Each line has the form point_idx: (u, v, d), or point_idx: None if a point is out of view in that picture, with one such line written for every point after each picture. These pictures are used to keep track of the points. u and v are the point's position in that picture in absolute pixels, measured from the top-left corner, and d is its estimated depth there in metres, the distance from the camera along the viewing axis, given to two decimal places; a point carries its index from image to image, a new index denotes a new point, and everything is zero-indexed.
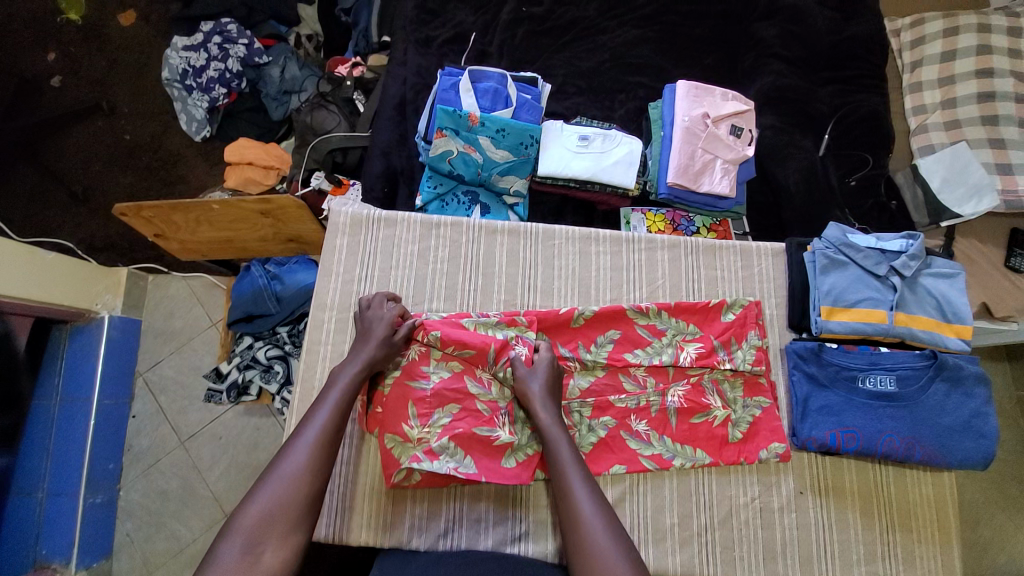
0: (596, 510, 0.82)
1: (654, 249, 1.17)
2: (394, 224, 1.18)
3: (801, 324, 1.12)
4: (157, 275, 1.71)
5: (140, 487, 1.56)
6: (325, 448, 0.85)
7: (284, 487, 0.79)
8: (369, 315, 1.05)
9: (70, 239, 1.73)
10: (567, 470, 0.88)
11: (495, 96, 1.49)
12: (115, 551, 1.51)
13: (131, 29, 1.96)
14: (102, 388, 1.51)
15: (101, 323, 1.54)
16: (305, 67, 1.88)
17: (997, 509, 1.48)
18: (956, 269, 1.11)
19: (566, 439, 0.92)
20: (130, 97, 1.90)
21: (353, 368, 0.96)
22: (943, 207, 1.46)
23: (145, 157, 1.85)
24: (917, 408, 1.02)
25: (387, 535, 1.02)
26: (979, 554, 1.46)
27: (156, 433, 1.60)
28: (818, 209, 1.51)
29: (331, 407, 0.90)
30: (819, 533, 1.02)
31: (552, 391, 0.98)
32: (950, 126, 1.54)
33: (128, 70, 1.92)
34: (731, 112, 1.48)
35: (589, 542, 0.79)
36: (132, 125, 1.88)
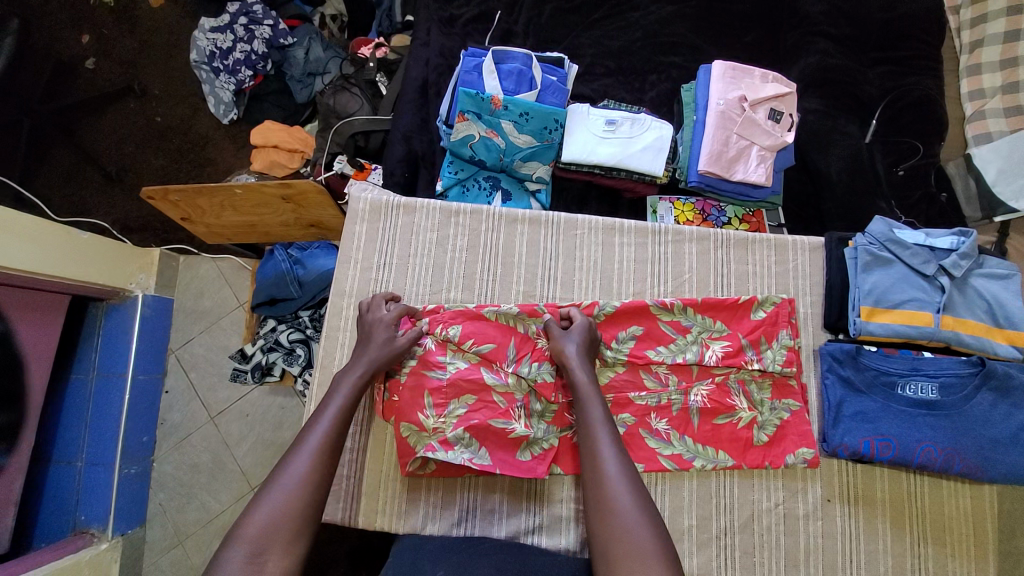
0: (621, 469, 0.80)
1: (681, 241, 1.11)
2: (413, 211, 1.15)
3: (838, 325, 1.04)
4: (188, 256, 1.76)
5: (172, 460, 1.63)
6: (325, 459, 0.85)
7: (285, 499, 0.79)
8: (370, 318, 1.04)
9: (105, 220, 1.78)
10: (603, 440, 0.84)
11: (519, 78, 1.44)
12: (149, 520, 1.59)
13: (161, 11, 1.97)
14: (137, 364, 1.57)
15: (135, 302, 1.58)
16: (329, 49, 1.87)
17: None
18: (1012, 270, 1.01)
19: (593, 388, 0.92)
20: (161, 79, 1.92)
21: (358, 371, 0.96)
22: (998, 200, 1.36)
23: (176, 139, 1.88)
24: (960, 419, 0.95)
25: (405, 520, 1.03)
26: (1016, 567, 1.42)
27: (187, 408, 1.66)
28: (861, 200, 1.41)
29: (334, 410, 0.90)
30: (846, 541, 0.97)
31: (585, 347, 0.97)
32: (1012, 113, 1.43)
33: (159, 52, 1.94)
34: (770, 95, 1.37)
35: (611, 500, 0.78)
36: (163, 107, 1.91)
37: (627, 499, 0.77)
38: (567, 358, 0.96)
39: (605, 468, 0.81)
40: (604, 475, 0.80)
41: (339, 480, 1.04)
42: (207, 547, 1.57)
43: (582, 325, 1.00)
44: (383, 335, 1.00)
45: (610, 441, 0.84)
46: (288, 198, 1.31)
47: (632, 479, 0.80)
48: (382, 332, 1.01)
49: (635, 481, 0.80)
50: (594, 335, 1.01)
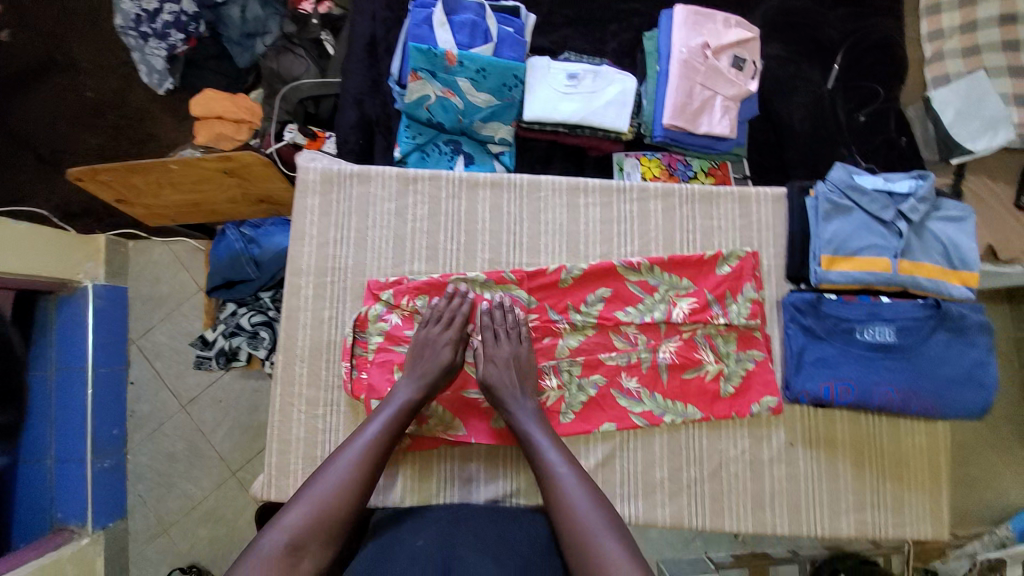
0: (579, 486, 0.86)
1: (647, 199, 1.08)
2: (367, 180, 1.08)
3: (800, 274, 1.04)
4: (137, 241, 1.65)
5: (148, 449, 1.59)
6: (371, 465, 0.86)
7: (326, 496, 0.81)
8: (424, 337, 1.00)
9: (44, 207, 1.64)
10: (555, 463, 0.88)
11: (473, 30, 1.35)
12: (130, 511, 1.56)
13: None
14: (97, 356, 1.49)
15: (86, 293, 1.49)
16: (269, 5, 1.69)
17: (987, 447, 1.68)
18: (965, 212, 1.02)
19: (541, 428, 0.94)
20: (87, 48, 1.76)
21: (409, 390, 0.95)
22: (955, 142, 1.39)
23: (110, 114, 1.75)
24: (917, 360, 0.96)
25: (383, 494, 1.02)
26: (965, 488, 1.64)
27: (156, 398, 1.60)
28: (822, 148, 1.43)
29: (381, 422, 0.90)
30: (808, 482, 1.02)
31: (519, 381, 0.97)
32: (968, 53, 1.45)
33: (81, 18, 1.77)
34: (732, 41, 1.33)
35: (577, 517, 0.82)
36: (93, 80, 1.75)
37: (602, 532, 0.80)
38: (507, 405, 0.95)
39: (574, 509, 0.83)
40: (574, 515, 0.83)
41: (315, 461, 1.02)
42: (193, 532, 1.56)
43: (517, 354, 0.99)
44: (438, 352, 0.99)
45: (572, 477, 0.86)
46: (229, 171, 1.21)
47: (601, 510, 0.83)
48: (435, 352, 0.99)
49: (604, 510, 0.83)
50: (532, 362, 1.01)
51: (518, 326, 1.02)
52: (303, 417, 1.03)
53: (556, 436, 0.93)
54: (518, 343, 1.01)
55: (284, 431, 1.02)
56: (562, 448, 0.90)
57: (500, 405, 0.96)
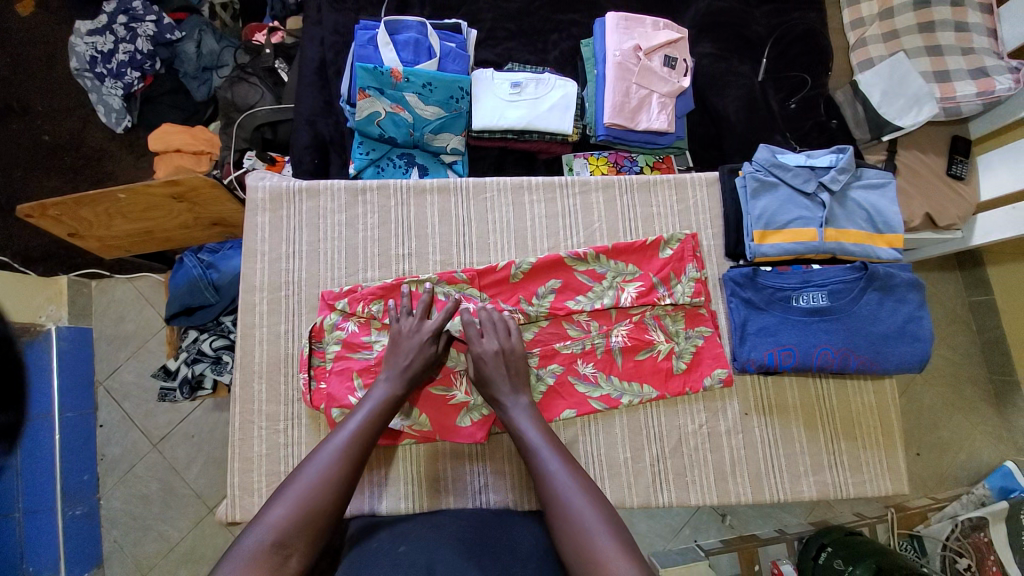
0: (574, 479, 0.82)
1: (588, 192, 1.12)
2: (316, 194, 1.11)
3: (737, 251, 1.09)
4: (100, 281, 1.64)
5: (119, 495, 1.55)
6: (351, 458, 0.83)
7: (308, 493, 0.77)
8: (400, 329, 0.99)
9: (4, 254, 1.62)
10: (548, 458, 0.85)
11: (417, 48, 1.41)
12: (107, 558, 1.51)
13: (31, 19, 1.82)
14: (62, 400, 1.47)
15: (50, 336, 1.47)
16: (223, 39, 1.78)
17: (954, 411, 1.75)
18: (887, 178, 1.07)
19: (533, 421, 0.92)
20: (42, 93, 1.79)
21: (388, 384, 0.93)
22: (884, 120, 1.48)
23: (68, 156, 1.76)
24: (851, 320, 1.00)
25: (359, 497, 1.01)
26: (940, 452, 1.72)
27: (127, 440, 1.57)
28: (758, 136, 1.50)
29: (365, 412, 0.89)
30: (766, 448, 1.05)
31: (507, 373, 0.96)
32: (888, 38, 1.56)
33: (36, 64, 1.80)
34: (662, 42, 1.41)
35: (572, 511, 0.79)
36: (50, 123, 1.77)
37: (596, 527, 0.76)
38: (497, 398, 0.95)
39: (566, 505, 0.80)
40: (565, 512, 0.79)
41: (279, 475, 1.02)
42: (174, 574, 1.51)
43: (505, 347, 0.99)
44: (410, 345, 0.97)
45: (565, 472, 0.83)
46: (179, 196, 1.22)
47: (595, 505, 0.79)
48: (408, 346, 0.97)
49: (599, 505, 0.79)
50: (523, 357, 1.00)
51: (507, 325, 1.01)
52: (264, 433, 1.03)
53: (549, 429, 0.91)
54: (507, 338, 1.00)
55: (246, 450, 1.02)
56: (555, 443, 0.88)
57: (491, 399, 0.96)
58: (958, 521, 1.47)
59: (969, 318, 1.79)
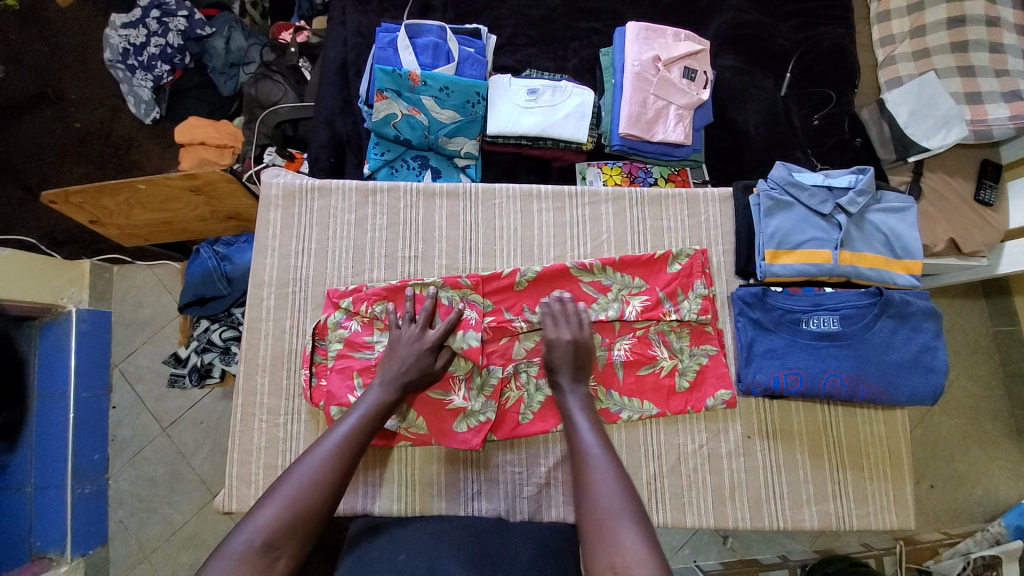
0: (610, 470, 0.78)
1: (598, 202, 1.11)
2: (328, 193, 1.12)
3: (747, 270, 1.06)
4: (122, 266, 1.69)
5: (128, 475, 1.58)
6: (342, 462, 0.82)
7: (298, 494, 0.76)
8: (398, 338, 1.00)
9: (33, 236, 1.68)
10: (591, 446, 0.82)
11: (436, 51, 1.42)
12: (111, 538, 1.55)
13: (73, 11, 1.89)
14: (77, 381, 1.50)
15: (70, 318, 1.52)
16: (251, 36, 1.82)
17: (974, 445, 1.68)
18: (907, 203, 1.04)
19: (584, 410, 0.90)
20: (78, 83, 1.85)
21: (378, 393, 0.93)
22: (911, 141, 1.43)
23: (98, 144, 1.82)
24: (862, 347, 0.96)
25: (354, 496, 1.02)
26: (957, 486, 1.65)
27: (137, 422, 1.61)
28: (777, 152, 1.47)
29: (359, 414, 0.89)
30: (767, 474, 1.02)
31: (572, 363, 0.96)
32: (919, 56, 1.51)
33: (73, 54, 1.87)
34: (683, 53, 1.39)
35: (603, 501, 0.74)
36: (82, 112, 1.83)
37: (623, 521, 0.71)
38: (559, 383, 0.95)
39: (597, 490, 0.76)
40: (593, 497, 0.75)
41: (276, 468, 1.03)
42: (174, 558, 1.54)
43: (577, 338, 0.99)
44: (406, 353, 0.98)
45: (603, 459, 0.79)
46: (195, 189, 1.25)
47: (627, 498, 0.75)
48: (404, 354, 0.98)
49: (630, 498, 0.74)
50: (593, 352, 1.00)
51: (581, 317, 1.01)
52: (264, 426, 1.04)
53: (599, 421, 0.88)
54: (580, 330, 1.00)
55: (245, 441, 1.04)
56: (598, 429, 0.85)
57: (552, 381, 0.97)
58: (970, 559, 1.41)
59: (992, 350, 1.72)
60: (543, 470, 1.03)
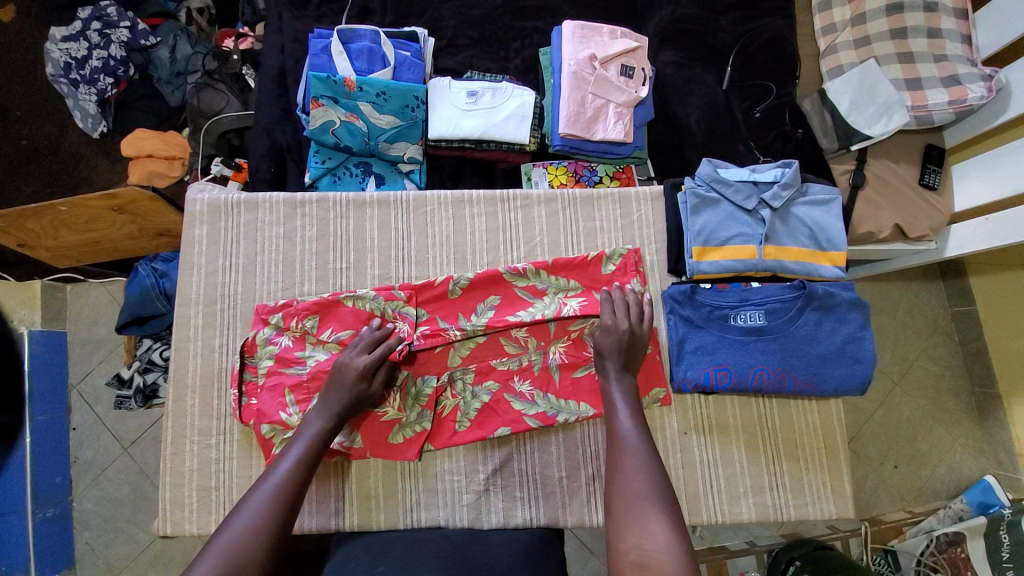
0: (646, 463, 0.81)
1: (530, 206, 1.11)
2: (255, 207, 1.10)
3: (678, 268, 1.07)
4: (75, 285, 1.64)
5: (92, 496, 1.55)
6: (283, 504, 0.80)
7: (238, 541, 0.74)
8: (337, 366, 0.96)
9: None
10: (631, 436, 0.85)
11: (370, 56, 1.40)
12: (78, 560, 1.51)
13: (9, 23, 1.83)
14: (31, 404, 1.46)
15: (22, 341, 1.47)
16: (198, 44, 1.76)
17: (935, 423, 1.70)
18: (833, 194, 1.05)
19: (628, 401, 0.91)
20: (20, 98, 1.79)
21: (320, 422, 0.91)
22: (853, 130, 1.45)
23: (45, 161, 1.77)
24: (788, 340, 0.97)
25: (312, 514, 1.00)
26: (920, 466, 1.68)
27: (98, 443, 1.57)
28: (720, 146, 1.48)
29: (297, 452, 0.87)
30: (704, 469, 1.02)
31: (624, 352, 0.95)
32: (860, 44, 1.51)
33: (13, 68, 1.81)
34: (619, 51, 1.39)
35: (634, 491, 0.78)
36: (27, 128, 1.78)
37: (651, 513, 0.75)
38: (605, 369, 0.95)
39: (629, 477, 0.80)
40: (625, 485, 0.79)
41: (210, 489, 1.01)
42: None
43: (633, 330, 0.97)
44: (342, 385, 0.94)
45: (641, 451, 0.82)
46: (119, 209, 1.23)
47: (659, 491, 0.78)
48: (342, 384, 0.94)
49: (661, 491, 0.78)
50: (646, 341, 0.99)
51: (641, 312, 1.00)
52: (196, 448, 1.02)
53: (640, 413, 0.90)
54: (638, 323, 0.99)
55: (177, 463, 1.02)
56: (640, 423, 0.87)
57: (598, 363, 0.96)
58: (934, 535, 1.44)
59: (950, 329, 1.75)
60: (481, 477, 1.02)
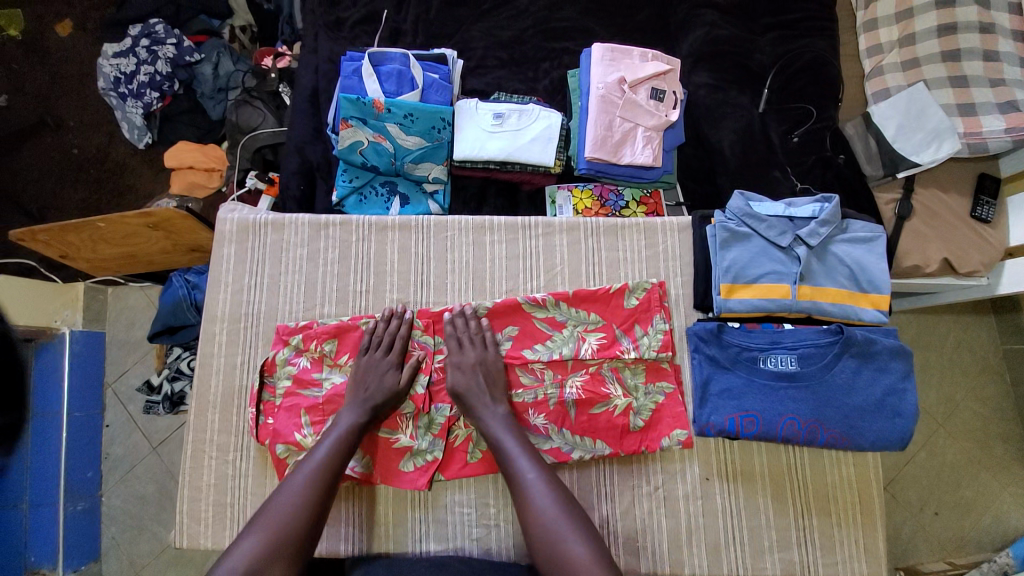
0: (548, 495, 0.85)
1: (551, 233, 1.09)
2: (281, 227, 1.12)
3: (705, 303, 1.03)
4: (116, 287, 1.69)
5: (120, 493, 1.59)
6: (321, 487, 0.86)
7: (279, 518, 0.82)
8: (367, 362, 1.00)
9: (33, 257, 1.65)
10: (525, 473, 0.87)
11: (400, 78, 1.42)
12: (103, 555, 1.56)
13: (70, 39, 1.94)
14: (70, 400, 1.52)
15: (63, 339, 1.53)
16: (239, 62, 1.85)
17: (983, 470, 1.57)
18: (875, 232, 1.00)
19: (512, 434, 0.93)
20: (75, 110, 1.90)
21: (356, 413, 0.95)
22: (899, 156, 1.36)
23: (94, 169, 1.87)
24: (821, 389, 0.92)
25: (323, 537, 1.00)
26: (965, 515, 1.55)
27: (129, 441, 1.62)
28: (754, 172, 1.42)
29: (332, 440, 0.91)
30: (727, 518, 0.97)
31: (486, 381, 0.98)
32: (907, 66, 1.42)
33: (71, 81, 1.92)
34: (650, 74, 1.36)
35: (546, 527, 0.82)
36: (80, 137, 1.89)
37: (570, 537, 0.81)
38: (472, 408, 0.96)
39: (543, 514, 0.83)
40: (540, 521, 0.83)
41: (224, 506, 1.03)
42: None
43: (484, 359, 1.00)
44: (374, 378, 0.99)
45: (543, 486, 0.86)
46: (155, 226, 1.28)
47: (572, 517, 0.83)
48: (376, 378, 0.99)
49: (575, 517, 0.83)
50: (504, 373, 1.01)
51: (483, 339, 1.02)
52: (213, 463, 1.04)
53: (527, 443, 0.92)
54: (487, 349, 1.01)
55: (195, 477, 1.04)
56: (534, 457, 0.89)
57: (465, 402, 0.96)
58: None
59: (1003, 369, 1.62)
60: (493, 512, 1.00)
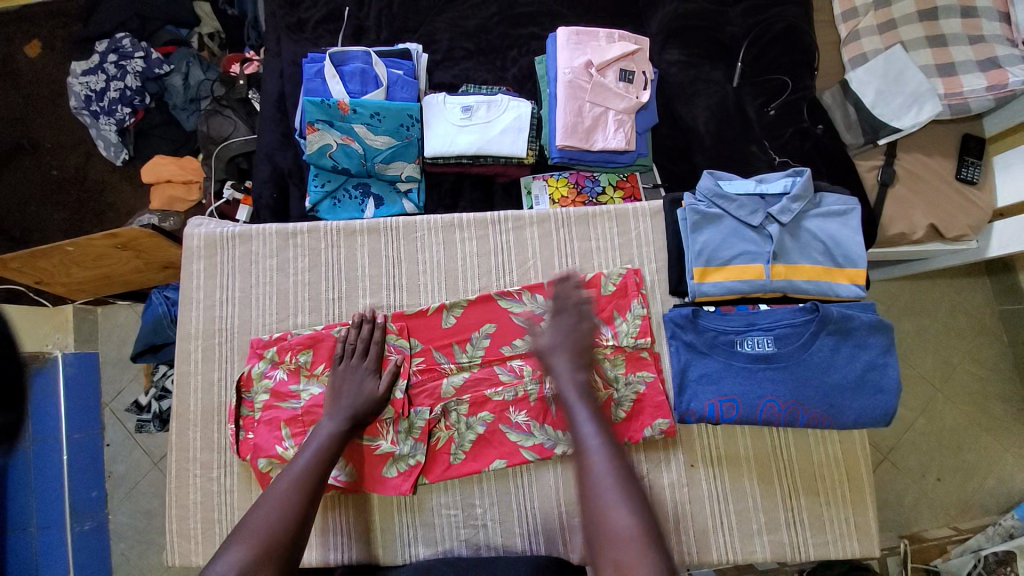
0: (606, 457, 0.75)
1: (522, 227, 1.07)
2: (248, 240, 1.11)
3: (679, 288, 1.01)
4: (105, 306, 1.68)
5: (126, 509, 1.61)
6: (302, 497, 0.83)
7: (262, 526, 0.79)
8: (344, 373, 0.99)
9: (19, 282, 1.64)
10: (585, 430, 0.79)
11: (363, 77, 1.39)
12: (115, 570, 1.58)
13: (38, 59, 1.91)
14: (67, 423, 1.52)
15: (57, 363, 1.51)
16: (209, 70, 1.82)
17: (984, 433, 1.56)
18: (850, 204, 0.98)
19: (581, 393, 0.84)
20: (50, 131, 1.88)
21: (334, 422, 0.93)
22: (880, 122, 1.33)
23: (73, 190, 1.85)
24: (799, 368, 0.91)
25: (313, 548, 1.00)
26: (969, 479, 1.54)
27: (131, 458, 1.63)
28: (731, 148, 1.40)
29: (314, 449, 0.89)
30: (713, 504, 0.96)
31: (569, 344, 0.90)
32: (885, 28, 1.38)
33: (43, 102, 1.89)
34: (616, 55, 1.33)
35: (597, 494, 0.72)
36: (57, 158, 1.86)
37: (619, 508, 0.71)
38: (551, 366, 0.88)
39: (598, 482, 0.73)
40: (596, 489, 0.72)
41: (214, 523, 1.03)
42: None
43: (568, 323, 0.93)
44: (353, 387, 0.97)
45: (601, 451, 0.75)
46: (122, 246, 1.29)
47: (625, 486, 0.72)
48: (354, 388, 0.97)
49: (630, 490, 0.72)
50: (592, 342, 0.93)
51: (565, 299, 0.96)
52: (199, 481, 1.04)
53: (592, 397, 0.84)
54: (557, 307, 0.95)
55: (182, 496, 1.04)
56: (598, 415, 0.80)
57: (546, 360, 0.90)
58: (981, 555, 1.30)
59: (999, 329, 1.60)
60: (479, 511, 1.00)
